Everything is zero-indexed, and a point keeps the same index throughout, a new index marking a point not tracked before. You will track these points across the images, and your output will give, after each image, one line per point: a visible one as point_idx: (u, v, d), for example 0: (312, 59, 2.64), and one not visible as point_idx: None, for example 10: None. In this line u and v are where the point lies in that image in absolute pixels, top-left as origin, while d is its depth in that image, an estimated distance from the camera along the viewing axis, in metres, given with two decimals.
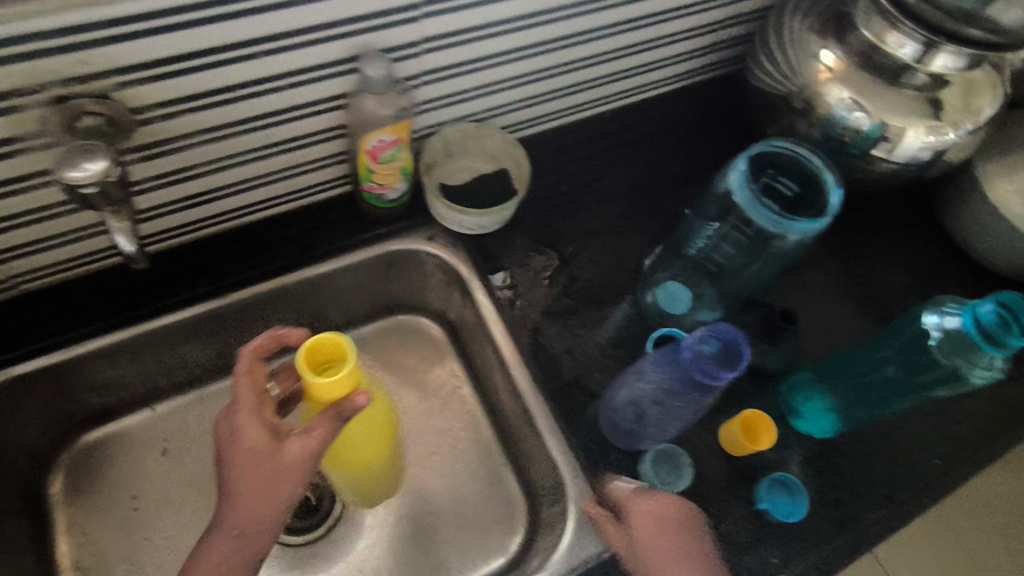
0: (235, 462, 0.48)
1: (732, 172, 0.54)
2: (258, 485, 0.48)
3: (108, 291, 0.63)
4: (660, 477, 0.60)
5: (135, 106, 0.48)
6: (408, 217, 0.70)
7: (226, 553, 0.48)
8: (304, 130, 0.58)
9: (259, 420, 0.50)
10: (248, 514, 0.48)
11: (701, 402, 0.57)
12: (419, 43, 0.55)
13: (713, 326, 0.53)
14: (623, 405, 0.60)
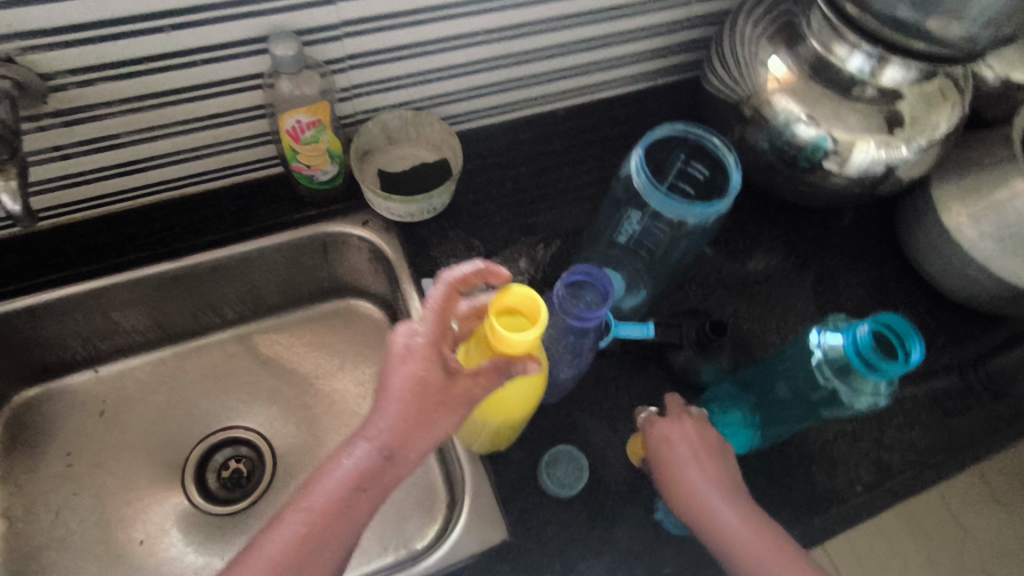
0: (405, 379, 0.47)
1: (631, 155, 0.54)
2: (419, 413, 0.47)
3: (41, 252, 0.65)
4: (559, 482, 0.59)
5: (44, 71, 0.49)
6: (343, 200, 0.70)
7: (370, 468, 0.47)
8: (227, 106, 0.59)
9: (438, 350, 0.48)
10: (402, 437, 0.47)
11: (583, 343, 0.55)
12: (336, 27, 0.55)
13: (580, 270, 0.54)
14: None
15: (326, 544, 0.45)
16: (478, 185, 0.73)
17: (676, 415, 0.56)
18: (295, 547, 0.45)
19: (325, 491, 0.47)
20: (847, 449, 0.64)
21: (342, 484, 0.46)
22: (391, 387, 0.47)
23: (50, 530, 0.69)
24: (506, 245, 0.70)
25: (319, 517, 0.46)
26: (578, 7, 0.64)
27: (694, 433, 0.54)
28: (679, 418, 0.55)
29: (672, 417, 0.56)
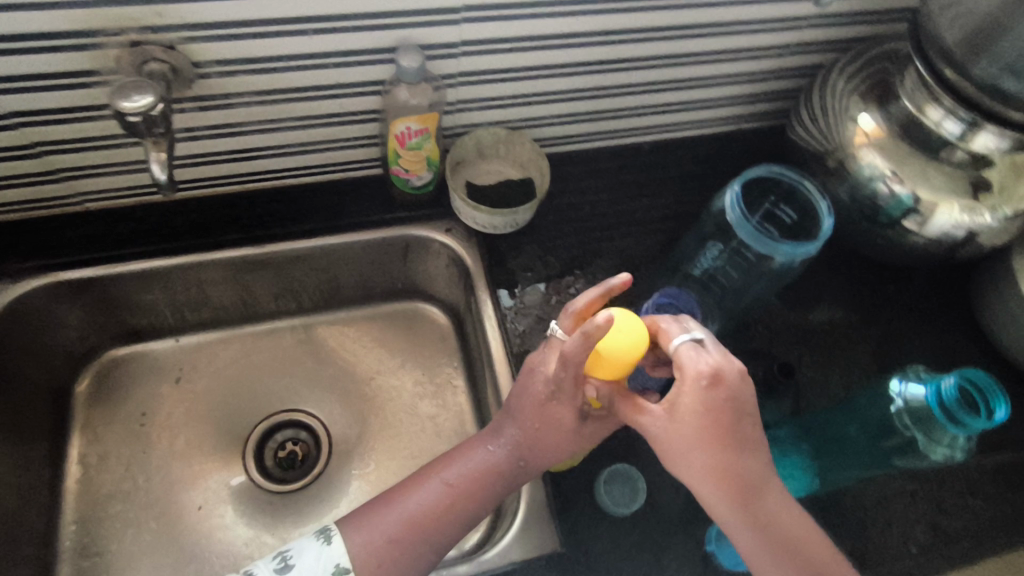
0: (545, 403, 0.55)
1: (726, 189, 0.56)
2: (547, 436, 0.55)
3: (156, 222, 0.70)
4: (616, 501, 0.60)
5: (198, 60, 0.55)
6: (431, 207, 0.74)
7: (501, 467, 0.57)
8: (345, 108, 0.63)
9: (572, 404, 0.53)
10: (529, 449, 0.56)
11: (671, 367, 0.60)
12: (456, 45, 0.59)
13: (669, 294, 0.69)
14: None
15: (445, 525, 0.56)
16: (558, 205, 0.76)
17: (670, 446, 0.49)
18: (423, 514, 0.56)
19: (460, 479, 0.57)
20: (905, 508, 0.63)
21: (473, 479, 0.57)
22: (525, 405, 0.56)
23: (120, 483, 0.73)
24: (580, 266, 0.72)
25: (451, 498, 0.57)
26: (677, 48, 0.67)
27: (674, 460, 0.49)
28: (666, 447, 0.49)
29: (665, 443, 0.49)
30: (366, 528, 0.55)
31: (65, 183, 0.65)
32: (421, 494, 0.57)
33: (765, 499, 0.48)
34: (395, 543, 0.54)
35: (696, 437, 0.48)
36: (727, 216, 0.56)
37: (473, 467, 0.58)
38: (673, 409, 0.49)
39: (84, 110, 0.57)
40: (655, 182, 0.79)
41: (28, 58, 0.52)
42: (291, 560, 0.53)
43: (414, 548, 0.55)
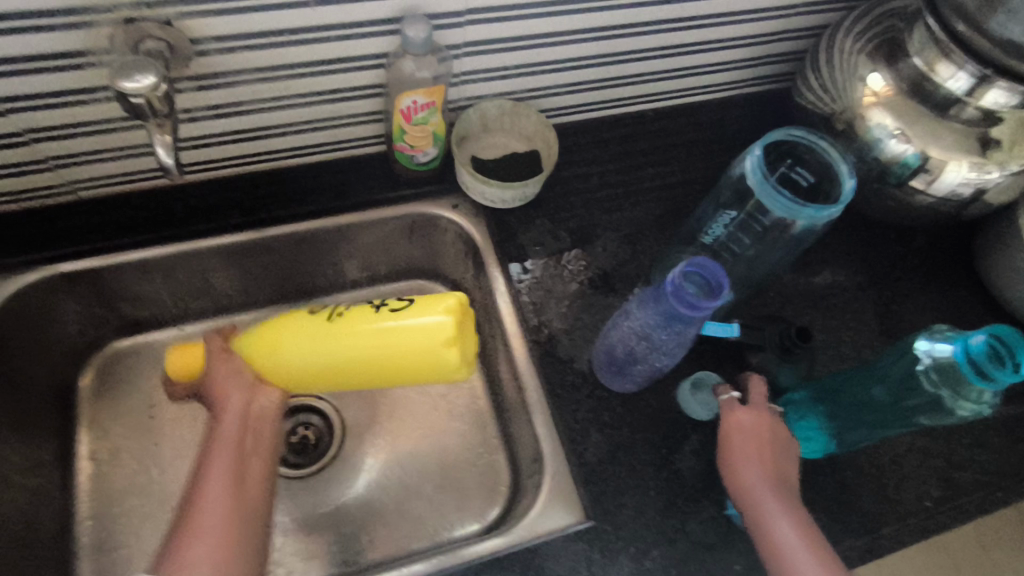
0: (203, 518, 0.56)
1: (748, 154, 0.56)
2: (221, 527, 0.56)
3: (154, 209, 0.68)
4: (707, 405, 0.63)
5: (195, 36, 0.52)
6: (437, 183, 0.73)
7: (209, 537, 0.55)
8: (347, 83, 0.61)
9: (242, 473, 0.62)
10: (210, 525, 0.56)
11: (690, 333, 0.56)
12: (461, 14, 0.57)
13: (693, 263, 0.55)
14: (615, 344, 0.61)
15: (246, 493, 0.59)
16: (565, 176, 0.74)
17: (745, 428, 0.57)
18: (222, 515, 0.57)
19: (218, 471, 0.60)
20: (920, 463, 0.64)
21: (230, 454, 0.62)
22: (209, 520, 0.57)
23: (133, 477, 0.72)
24: (590, 239, 0.72)
25: (234, 472, 0.61)
26: (683, 11, 0.66)
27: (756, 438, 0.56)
28: (731, 436, 0.57)
29: (733, 434, 0.57)
30: (200, 537, 0.55)
31: (57, 171, 0.63)
32: (222, 460, 0.61)
33: (767, 540, 0.51)
34: (213, 548, 0.54)
35: (752, 442, 0.56)
36: (749, 181, 0.56)
37: (230, 426, 0.65)
38: (756, 411, 0.58)
39: (75, 93, 0.55)
40: (661, 151, 0.78)
41: (15, 40, 0.49)
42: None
43: (232, 550, 0.55)
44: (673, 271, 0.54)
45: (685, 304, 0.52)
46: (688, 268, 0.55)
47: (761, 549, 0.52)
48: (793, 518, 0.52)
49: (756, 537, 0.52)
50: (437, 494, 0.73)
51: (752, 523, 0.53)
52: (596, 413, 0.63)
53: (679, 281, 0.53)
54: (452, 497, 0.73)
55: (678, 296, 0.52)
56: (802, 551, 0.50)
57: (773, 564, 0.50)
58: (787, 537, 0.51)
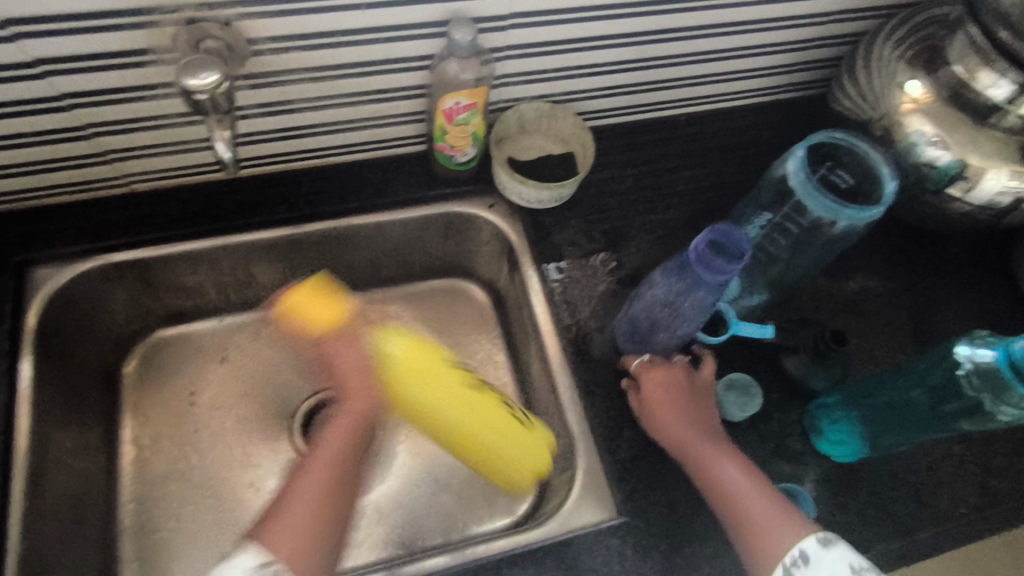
0: (292, 503, 0.56)
1: (791, 154, 0.58)
2: (308, 527, 0.54)
3: (203, 203, 0.70)
4: (739, 405, 0.63)
5: (252, 36, 0.54)
6: (474, 183, 0.74)
7: (294, 529, 0.54)
8: (393, 83, 0.63)
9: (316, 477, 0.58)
10: (307, 496, 0.56)
11: (710, 300, 0.57)
12: (504, 17, 0.59)
13: (713, 228, 0.55)
14: (638, 314, 0.62)
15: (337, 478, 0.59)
16: (600, 178, 0.75)
17: (659, 391, 0.60)
18: (312, 494, 0.57)
19: (320, 463, 0.59)
20: (954, 471, 0.64)
21: (328, 459, 0.60)
22: (290, 506, 0.56)
23: (174, 463, 0.74)
24: (623, 239, 0.73)
25: (332, 466, 0.59)
26: (722, 17, 0.67)
27: (679, 404, 0.60)
28: (649, 406, 0.60)
29: (649, 402, 0.60)
30: (292, 518, 0.54)
31: (114, 165, 0.65)
32: (320, 471, 0.58)
33: (716, 489, 0.55)
34: (298, 531, 0.54)
35: (670, 402, 0.59)
36: (789, 181, 0.58)
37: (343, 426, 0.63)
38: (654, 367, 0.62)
39: (136, 90, 0.57)
40: (695, 154, 0.78)
41: (85, 39, 0.52)
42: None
43: (314, 531, 0.54)
44: (699, 237, 0.55)
45: (710, 270, 0.53)
46: (709, 235, 0.55)
47: (710, 494, 0.56)
48: (729, 458, 0.56)
49: (704, 484, 0.56)
50: (468, 488, 0.75)
51: (698, 477, 0.57)
52: (628, 411, 0.64)
53: (703, 247, 0.54)
54: (481, 492, 0.75)
55: (704, 262, 0.54)
56: (747, 490, 0.54)
57: (726, 507, 0.55)
58: (736, 483, 0.55)
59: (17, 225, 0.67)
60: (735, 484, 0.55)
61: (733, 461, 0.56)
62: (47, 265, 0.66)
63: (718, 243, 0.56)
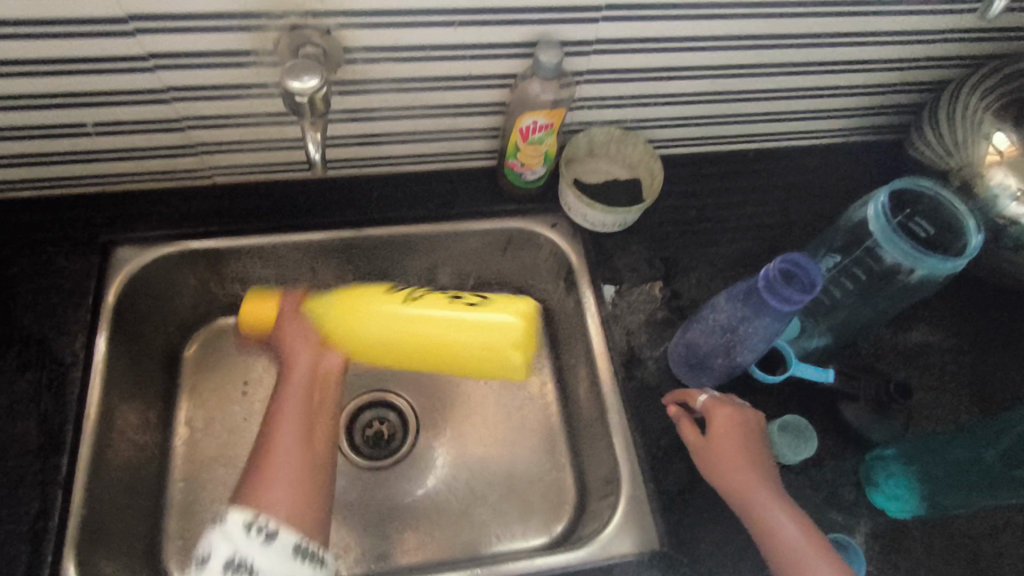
0: (272, 475, 0.56)
1: (876, 197, 0.59)
2: (295, 493, 0.56)
3: (279, 200, 0.73)
4: (795, 449, 0.61)
5: (349, 45, 0.57)
6: (539, 202, 0.75)
7: (280, 502, 0.54)
8: (473, 98, 0.65)
9: (294, 442, 0.60)
10: (279, 468, 0.57)
11: (777, 328, 0.57)
12: (590, 43, 0.60)
13: (785, 256, 0.54)
14: (698, 338, 0.63)
15: (315, 448, 0.60)
16: (665, 206, 0.75)
17: (724, 428, 0.59)
18: (298, 459, 0.58)
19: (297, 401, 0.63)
20: (1016, 540, 0.61)
21: (301, 401, 0.63)
22: (278, 475, 0.56)
23: (223, 449, 0.75)
24: (684, 270, 0.72)
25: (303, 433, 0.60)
26: (804, 56, 0.67)
27: (741, 446, 0.58)
28: (708, 441, 0.59)
29: (710, 438, 0.59)
30: (275, 485, 0.55)
31: (202, 157, 0.68)
32: (290, 425, 0.61)
33: (771, 538, 0.54)
34: (286, 496, 0.55)
35: (734, 442, 0.58)
36: (871, 224, 0.58)
37: (300, 381, 0.64)
38: (721, 405, 0.60)
39: (234, 88, 0.60)
40: (762, 190, 0.78)
41: (195, 37, 0.55)
42: (206, 555, 0.50)
43: (308, 492, 0.56)
44: (772, 262, 0.54)
45: (778, 296, 0.53)
46: (781, 263, 0.54)
47: (765, 546, 0.54)
48: (786, 509, 0.55)
49: (759, 535, 0.55)
50: (505, 502, 0.75)
51: (752, 523, 0.55)
52: (678, 443, 0.63)
53: (775, 273, 0.54)
54: (519, 507, 0.74)
55: (773, 288, 0.53)
56: (804, 544, 0.53)
57: (780, 560, 0.53)
58: (794, 533, 0.53)
59: (105, 206, 0.70)
60: (793, 536, 0.53)
61: (790, 513, 0.55)
62: (130, 246, 0.69)
63: (789, 273, 0.55)
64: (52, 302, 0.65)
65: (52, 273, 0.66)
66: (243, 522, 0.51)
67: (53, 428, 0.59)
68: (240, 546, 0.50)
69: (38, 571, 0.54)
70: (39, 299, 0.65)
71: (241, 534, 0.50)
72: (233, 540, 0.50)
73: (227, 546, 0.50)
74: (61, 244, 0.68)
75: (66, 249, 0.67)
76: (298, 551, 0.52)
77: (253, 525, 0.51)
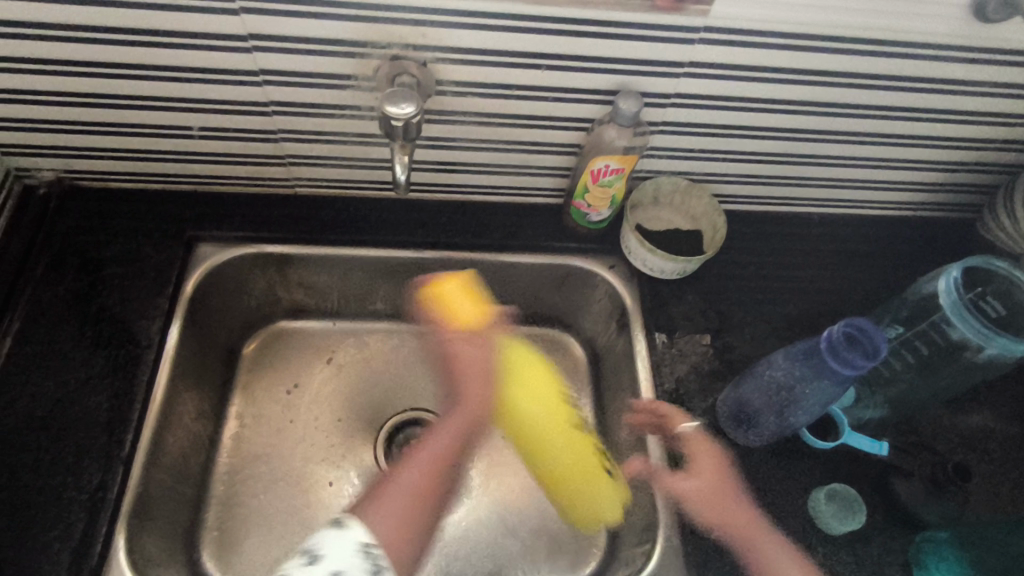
0: (379, 508, 0.58)
1: (946, 272, 0.59)
2: (398, 526, 0.58)
3: (352, 215, 0.77)
4: (841, 519, 0.61)
5: (441, 78, 0.60)
6: (599, 243, 0.77)
7: (394, 521, 0.58)
8: (549, 138, 0.68)
9: (422, 475, 0.64)
10: (404, 492, 0.61)
11: (834, 391, 0.57)
12: (668, 96, 0.62)
13: (851, 320, 0.54)
14: (751, 393, 0.62)
15: (433, 489, 0.64)
16: (724, 260, 0.76)
17: (706, 465, 0.62)
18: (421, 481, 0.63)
19: (436, 452, 0.66)
20: None
21: (450, 443, 0.68)
22: (388, 494, 0.60)
23: (267, 446, 0.77)
24: (739, 324, 0.72)
25: (428, 470, 0.64)
26: (879, 127, 0.68)
27: (723, 483, 0.61)
28: (701, 482, 0.61)
29: (700, 477, 0.62)
30: (387, 508, 0.59)
31: (289, 168, 0.73)
32: (419, 464, 0.64)
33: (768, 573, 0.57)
34: (393, 521, 0.57)
35: (716, 475, 0.62)
36: (940, 298, 0.58)
37: (439, 452, 0.66)
38: (707, 446, 0.63)
39: (330, 109, 0.65)
40: (824, 255, 0.78)
41: (304, 58, 0.59)
42: (319, 553, 0.52)
43: (411, 528, 0.58)
44: (834, 325, 0.55)
45: (839, 359, 0.53)
46: (846, 327, 0.54)
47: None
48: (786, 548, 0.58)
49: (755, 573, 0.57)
50: (533, 537, 0.74)
51: (759, 567, 0.57)
52: None
53: (837, 335, 0.54)
54: (546, 544, 0.74)
55: (833, 350, 0.54)
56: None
57: None
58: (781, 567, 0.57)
59: (194, 205, 0.75)
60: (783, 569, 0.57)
61: (778, 543, 0.58)
62: (211, 243, 0.74)
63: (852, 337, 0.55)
64: (135, 287, 0.69)
65: (139, 260, 0.71)
66: (358, 542, 0.54)
67: (123, 406, 0.63)
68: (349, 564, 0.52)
69: (91, 540, 0.56)
70: (125, 284, 0.69)
71: (355, 556, 0.53)
72: (346, 555, 0.52)
73: (338, 560, 0.52)
74: (151, 235, 0.73)
75: (155, 240, 0.72)
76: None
77: (365, 549, 0.53)
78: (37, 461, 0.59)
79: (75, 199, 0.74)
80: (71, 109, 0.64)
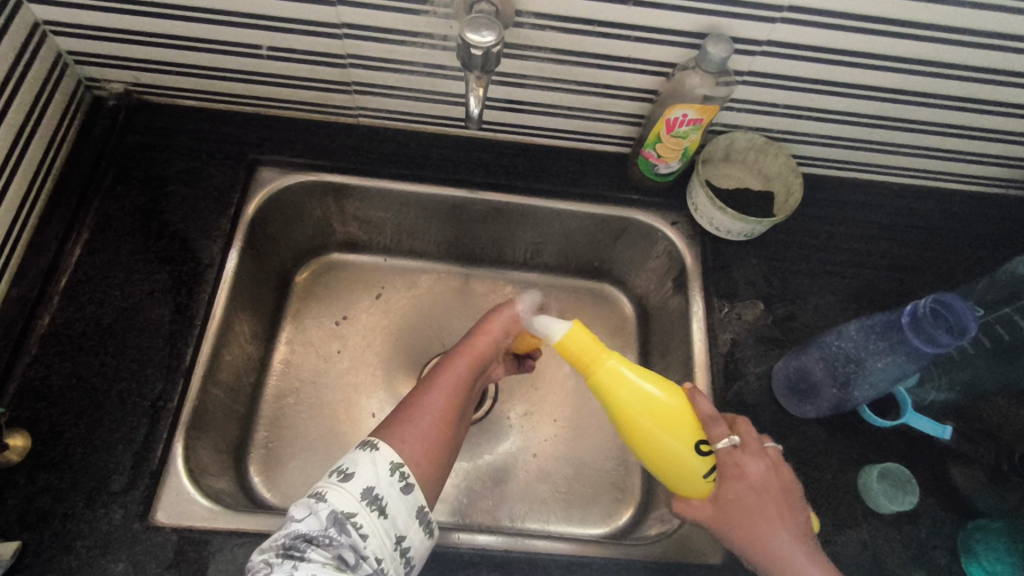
0: (408, 431, 0.53)
1: None
2: (429, 452, 0.53)
3: (413, 150, 0.75)
4: (893, 498, 0.59)
5: (521, 8, 0.57)
6: (663, 197, 0.74)
7: (422, 446, 0.53)
8: (624, 82, 0.65)
9: (446, 398, 0.57)
10: (434, 413, 0.56)
11: (907, 368, 0.55)
12: (760, 43, 0.58)
13: (941, 296, 0.53)
14: (814, 363, 0.61)
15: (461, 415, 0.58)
16: (792, 224, 0.73)
17: (745, 474, 0.53)
18: (446, 405, 0.57)
19: (462, 365, 0.61)
20: None
21: (467, 368, 0.61)
22: (418, 418, 0.55)
23: (314, 373, 0.79)
24: (802, 293, 0.69)
25: (458, 395, 0.58)
26: (985, 93, 0.63)
27: (756, 492, 0.52)
28: (744, 490, 0.52)
29: (740, 482, 0.53)
30: (416, 433, 0.53)
31: (354, 97, 0.72)
32: (453, 378, 0.59)
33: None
34: (423, 446, 0.53)
35: (749, 483, 0.53)
36: None
37: (466, 363, 0.61)
38: (756, 451, 0.54)
39: (402, 35, 0.62)
40: (899, 227, 0.74)
41: None
42: (351, 471, 0.49)
43: (439, 453, 0.54)
44: (920, 299, 0.54)
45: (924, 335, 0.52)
46: (932, 303, 0.53)
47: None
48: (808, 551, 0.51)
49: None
50: (568, 485, 0.75)
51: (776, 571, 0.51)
52: None
53: (922, 309, 0.53)
54: (579, 493, 0.74)
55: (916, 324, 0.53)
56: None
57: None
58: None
59: (257, 128, 0.75)
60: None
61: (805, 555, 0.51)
62: (273, 167, 0.73)
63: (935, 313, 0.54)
64: (198, 207, 0.70)
65: (202, 179, 0.71)
66: (389, 462, 0.50)
67: (182, 321, 0.64)
68: (381, 481, 0.49)
69: (153, 444, 0.59)
70: (188, 201, 0.70)
71: (386, 474, 0.50)
72: (378, 472, 0.49)
73: (370, 476, 0.49)
74: (214, 155, 0.73)
75: (218, 160, 0.72)
76: (423, 515, 0.50)
77: (395, 468, 0.50)
78: (101, 365, 0.61)
79: (141, 114, 0.74)
80: (144, 19, 0.63)
